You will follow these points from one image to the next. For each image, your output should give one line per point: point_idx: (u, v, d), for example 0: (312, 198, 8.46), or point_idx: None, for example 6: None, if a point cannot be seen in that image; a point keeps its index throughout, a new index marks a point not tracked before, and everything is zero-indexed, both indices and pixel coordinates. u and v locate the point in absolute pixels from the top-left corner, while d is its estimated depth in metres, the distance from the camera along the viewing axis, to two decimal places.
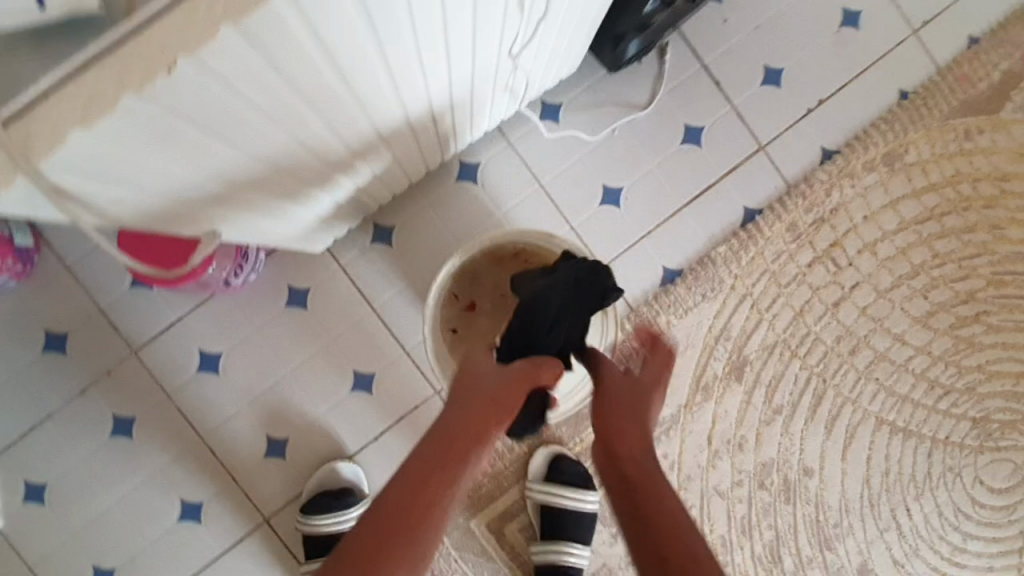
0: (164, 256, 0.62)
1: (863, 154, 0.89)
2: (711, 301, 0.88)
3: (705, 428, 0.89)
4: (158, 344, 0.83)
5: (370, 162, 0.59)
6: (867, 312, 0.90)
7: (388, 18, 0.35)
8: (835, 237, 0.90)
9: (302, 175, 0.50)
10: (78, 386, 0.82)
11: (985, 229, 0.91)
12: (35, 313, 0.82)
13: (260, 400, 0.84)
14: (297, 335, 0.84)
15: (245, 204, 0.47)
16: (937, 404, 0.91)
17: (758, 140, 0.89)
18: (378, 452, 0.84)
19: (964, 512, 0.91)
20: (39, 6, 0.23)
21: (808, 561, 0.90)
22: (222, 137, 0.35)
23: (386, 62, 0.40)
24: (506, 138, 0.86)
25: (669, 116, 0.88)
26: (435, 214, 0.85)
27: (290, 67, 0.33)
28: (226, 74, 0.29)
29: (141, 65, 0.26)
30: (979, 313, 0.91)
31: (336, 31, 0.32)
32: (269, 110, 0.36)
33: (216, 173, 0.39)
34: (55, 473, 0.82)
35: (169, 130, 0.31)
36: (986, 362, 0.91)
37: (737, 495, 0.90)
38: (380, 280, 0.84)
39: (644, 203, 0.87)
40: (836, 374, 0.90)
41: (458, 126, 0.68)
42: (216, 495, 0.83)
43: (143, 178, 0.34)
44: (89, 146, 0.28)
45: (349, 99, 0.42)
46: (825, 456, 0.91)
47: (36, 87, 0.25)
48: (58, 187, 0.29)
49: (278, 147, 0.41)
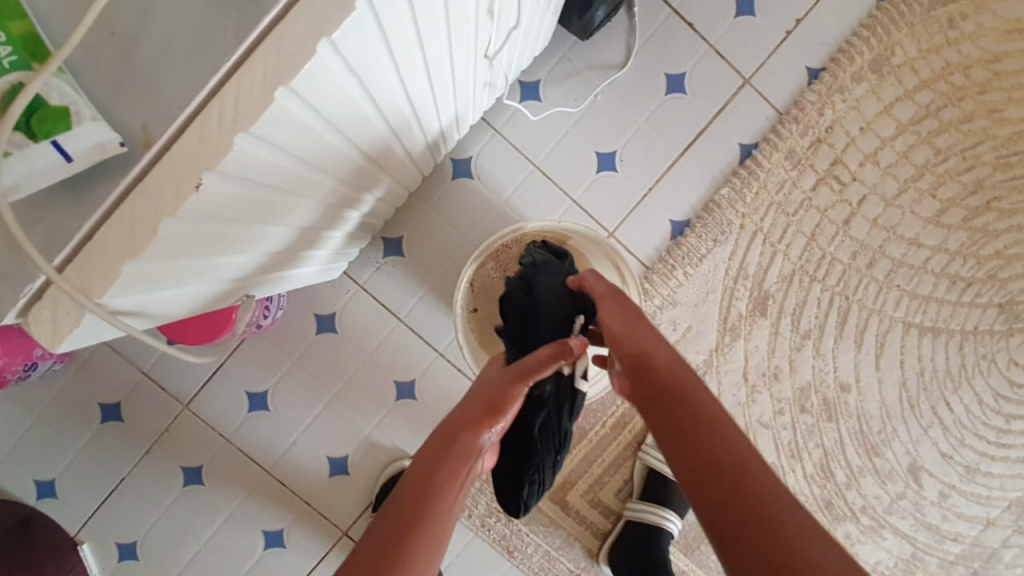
0: (189, 335, 0.64)
1: (849, 66, 0.88)
2: (724, 244, 0.89)
3: (741, 366, 0.91)
4: (207, 395, 0.86)
5: (372, 189, 0.60)
6: (879, 223, 0.91)
7: (374, 71, 0.36)
8: (836, 155, 0.90)
9: (316, 223, 0.51)
10: (143, 447, 0.86)
11: (983, 116, 0.90)
12: (87, 387, 0.85)
13: (314, 427, 0.87)
14: (334, 358, 0.87)
15: (269, 267, 0.48)
16: (961, 298, 0.92)
17: (742, 74, 0.88)
18: None
19: (1002, 395, 0.94)
20: (66, 157, 0.26)
21: (859, 469, 0.94)
22: (244, 223, 0.36)
23: (375, 107, 0.41)
24: (492, 127, 0.86)
25: (650, 69, 0.87)
26: (439, 216, 0.86)
27: (296, 145, 0.34)
28: (244, 173, 0.30)
29: (172, 191, 0.27)
30: (990, 201, 0.91)
31: (332, 102, 0.33)
32: (284, 185, 0.37)
33: (243, 253, 0.39)
34: (143, 530, 0.87)
35: (204, 234, 0.32)
36: (1004, 248, 0.91)
37: (781, 423, 0.93)
38: (400, 291, 0.86)
39: (641, 162, 0.87)
40: (857, 290, 0.91)
41: (445, 133, 0.68)
42: (294, 520, 0.88)
43: (184, 278, 0.35)
44: (140, 269, 0.29)
45: (348, 150, 0.43)
46: (860, 370, 0.93)
47: (83, 230, 0.28)
48: (117, 310, 0.30)
49: (294, 210, 0.42)
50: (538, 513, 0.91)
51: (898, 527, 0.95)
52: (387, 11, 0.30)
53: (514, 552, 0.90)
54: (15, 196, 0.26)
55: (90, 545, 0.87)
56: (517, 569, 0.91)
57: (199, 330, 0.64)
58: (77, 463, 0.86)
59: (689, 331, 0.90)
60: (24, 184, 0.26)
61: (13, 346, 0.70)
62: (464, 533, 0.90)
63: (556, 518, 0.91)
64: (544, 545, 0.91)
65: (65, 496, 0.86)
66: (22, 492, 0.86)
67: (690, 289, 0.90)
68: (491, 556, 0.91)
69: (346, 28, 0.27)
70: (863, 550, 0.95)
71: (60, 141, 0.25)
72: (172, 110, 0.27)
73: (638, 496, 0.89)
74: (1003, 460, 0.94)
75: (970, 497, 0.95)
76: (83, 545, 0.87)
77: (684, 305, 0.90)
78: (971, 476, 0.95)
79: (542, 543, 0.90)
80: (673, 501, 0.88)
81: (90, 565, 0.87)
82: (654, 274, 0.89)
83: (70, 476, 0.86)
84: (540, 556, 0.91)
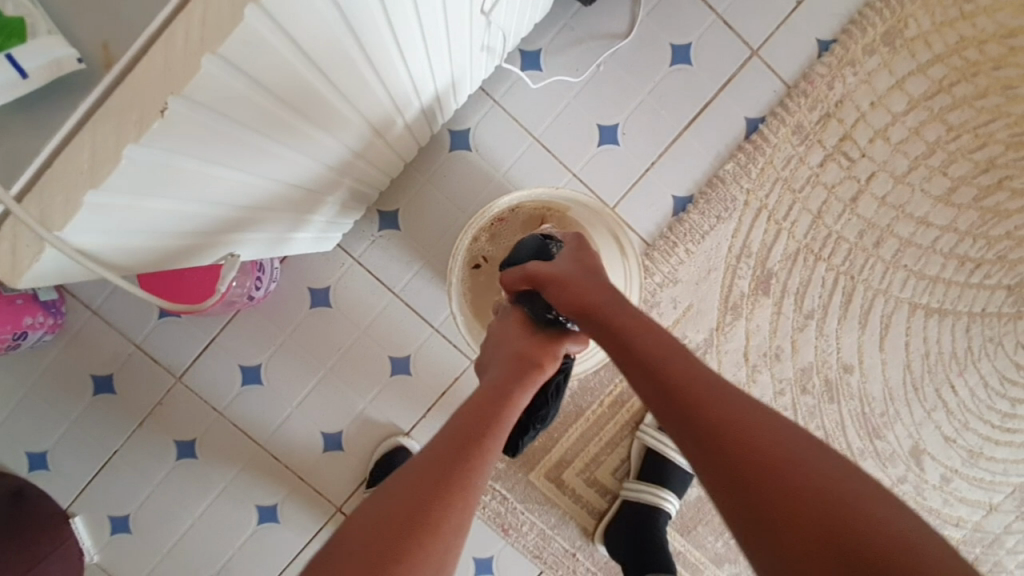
0: (179, 296, 0.64)
1: (861, 37, 0.85)
2: (727, 221, 0.87)
3: (744, 345, 0.90)
4: (199, 367, 0.85)
5: (364, 152, 0.58)
6: (887, 201, 0.88)
7: (360, 7, 0.33)
8: (843, 131, 0.87)
9: (302, 181, 0.48)
10: (136, 420, 0.85)
11: (998, 92, 0.87)
12: (77, 359, 0.84)
13: (307, 401, 0.86)
14: (328, 333, 0.85)
15: (252, 220, 0.46)
16: (970, 279, 0.91)
17: (750, 45, 0.85)
18: (430, 427, 0.87)
19: (1008, 378, 0.93)
20: (21, 74, 0.24)
21: (860, 452, 0.93)
22: (218, 163, 0.34)
23: (363, 51, 0.39)
24: (491, 97, 0.84)
25: (655, 39, 0.84)
26: (435, 189, 0.84)
27: (272, 80, 0.31)
28: (214, 104, 0.28)
29: (135, 115, 0.25)
30: (1002, 179, 0.89)
31: (310, 33, 0.31)
32: (260, 125, 0.34)
33: (219, 198, 0.37)
34: (135, 503, 0.87)
35: (173, 171, 0.30)
36: (1016, 228, 0.89)
37: (782, 404, 0.91)
38: (396, 265, 0.85)
39: (643, 136, 0.85)
40: (863, 270, 0.89)
41: (442, 98, 0.66)
42: (288, 495, 0.87)
43: (153, 222, 0.32)
44: (105, 201, 0.27)
45: (331, 98, 0.40)
46: (864, 352, 0.91)
47: (43, 153, 0.26)
48: (83, 249, 0.29)
49: (272, 158, 0.39)
50: (533, 491, 0.90)
51: None
52: None
53: (509, 530, 0.90)
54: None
55: (82, 517, 0.87)
56: (512, 546, 0.90)
57: (188, 291, 0.63)
58: (69, 435, 0.85)
59: (689, 310, 0.88)
60: None
61: None
62: None
63: (552, 496, 0.90)
64: (539, 523, 0.90)
65: (57, 468, 0.86)
66: (14, 463, 0.85)
67: (692, 266, 0.88)
68: (485, 533, 0.90)
69: None
70: None
71: (13, 56, 0.23)
72: (133, 27, 0.25)
73: (636, 476, 0.88)
74: (1007, 445, 0.95)
75: (972, 480, 0.96)
76: (75, 517, 0.86)
77: (686, 283, 0.88)
78: (973, 460, 0.95)
79: (538, 522, 0.90)
80: (671, 481, 0.87)
81: (82, 536, 0.86)
82: (654, 251, 0.87)
83: (62, 449, 0.85)
84: (535, 534, 0.90)
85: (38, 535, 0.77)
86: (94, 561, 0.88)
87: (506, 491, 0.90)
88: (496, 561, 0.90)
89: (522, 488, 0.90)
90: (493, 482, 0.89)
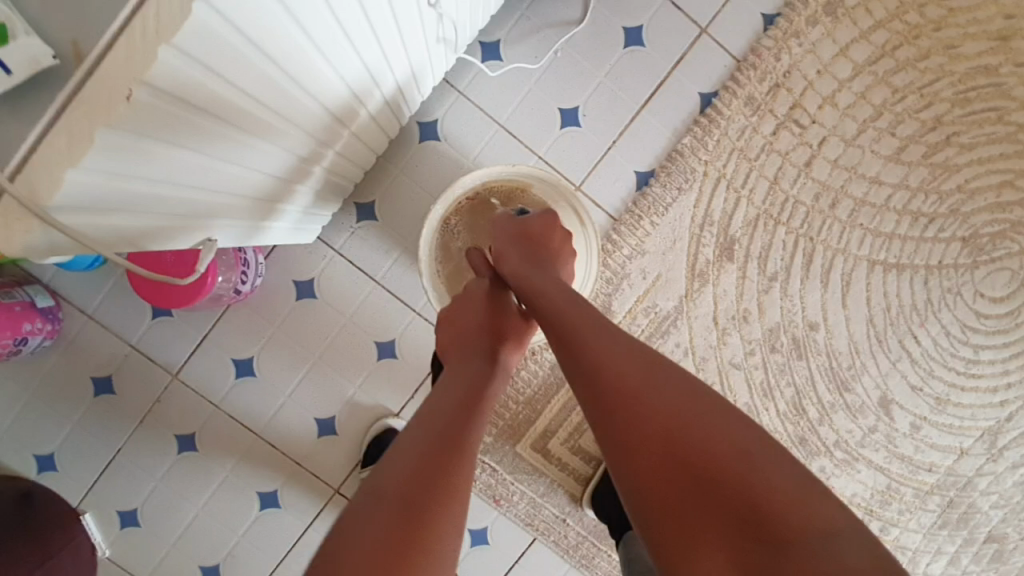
0: (169, 270, 0.67)
1: (804, 10, 0.90)
2: (688, 192, 0.91)
3: (712, 309, 0.94)
4: (193, 363, 0.89)
5: (331, 141, 0.62)
6: (840, 163, 0.93)
7: (303, 2, 0.37)
8: (792, 99, 0.91)
9: (272, 169, 0.52)
10: (136, 418, 0.89)
11: (940, 53, 0.92)
12: (74, 361, 0.88)
13: (300, 389, 0.90)
14: (315, 322, 0.89)
15: (226, 205, 0.49)
16: (925, 233, 0.96)
17: (699, 24, 0.89)
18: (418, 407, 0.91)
19: (970, 326, 0.98)
20: (4, 68, 0.27)
21: (831, 406, 0.98)
22: (184, 146, 0.37)
23: (315, 44, 0.43)
24: (455, 89, 0.88)
25: (608, 22, 0.88)
26: (408, 179, 0.88)
27: (227, 68, 0.35)
28: (174, 90, 0.32)
29: (104, 101, 0.29)
30: (949, 136, 0.94)
31: (257, 26, 0.35)
32: (221, 111, 0.38)
33: (170, 208, 0.41)
34: (139, 498, 0.91)
35: (143, 152, 0.34)
36: (965, 182, 0.95)
37: (752, 363, 0.96)
38: (374, 254, 0.89)
39: (603, 115, 0.89)
40: (821, 231, 0.94)
41: (404, 90, 0.70)
42: (287, 480, 0.91)
43: (130, 199, 0.36)
44: (84, 178, 0.31)
45: (287, 88, 0.44)
46: (828, 310, 0.96)
47: (29, 140, 0.29)
48: (71, 226, 0.32)
49: (235, 147, 0.43)
50: (521, 461, 0.94)
51: (871, 460, 1.00)
52: None
53: (500, 500, 0.94)
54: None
55: (91, 514, 0.91)
56: (504, 516, 0.95)
57: (176, 269, 0.67)
58: (74, 436, 0.89)
59: (659, 279, 0.93)
60: None
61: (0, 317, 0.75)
62: None
63: (540, 464, 0.94)
64: (528, 492, 0.95)
65: (64, 467, 0.90)
66: (24, 466, 0.90)
67: (658, 236, 0.92)
68: (479, 504, 0.95)
69: None
70: (839, 483, 1.01)
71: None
72: (100, 27, 0.29)
73: None
74: (973, 390, 1.00)
75: (942, 427, 1.01)
76: (85, 514, 0.91)
77: (654, 253, 0.92)
78: (942, 407, 1.00)
79: (527, 490, 0.94)
80: None
81: (93, 533, 0.90)
82: (621, 223, 0.91)
83: (67, 451, 0.90)
84: (525, 503, 0.95)
85: (49, 533, 0.82)
86: (107, 556, 0.92)
87: (495, 463, 0.94)
88: (489, 530, 0.95)
89: (509, 459, 0.94)
90: (482, 456, 0.94)
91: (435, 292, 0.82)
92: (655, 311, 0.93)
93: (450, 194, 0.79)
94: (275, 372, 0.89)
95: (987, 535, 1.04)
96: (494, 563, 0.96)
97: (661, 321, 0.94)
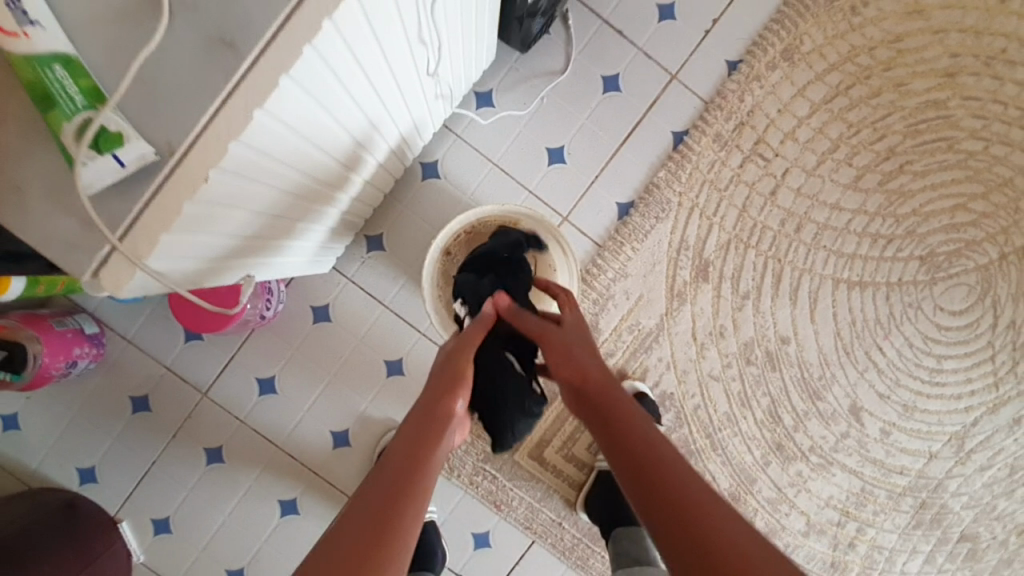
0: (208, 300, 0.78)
1: (763, 57, 1.00)
2: (665, 220, 1.01)
3: (690, 326, 1.03)
4: (222, 382, 0.99)
5: (345, 188, 0.72)
6: (802, 191, 1.02)
7: (329, 93, 0.48)
8: (755, 135, 1.01)
9: (296, 214, 0.63)
10: (169, 433, 0.99)
11: (890, 90, 1.03)
12: (114, 381, 0.98)
13: (317, 405, 0.99)
14: (331, 343, 0.99)
15: (258, 247, 0.60)
16: (884, 253, 1.05)
17: (669, 71, 1.00)
18: None
19: (931, 338, 1.06)
20: (121, 163, 0.36)
21: (804, 414, 1.06)
22: (236, 206, 0.48)
23: (336, 118, 0.54)
24: (453, 132, 0.99)
25: (588, 71, 0.99)
26: (412, 213, 0.99)
27: (272, 148, 0.46)
28: (235, 168, 0.42)
29: (189, 184, 0.39)
30: (903, 164, 1.04)
31: (297, 116, 0.45)
32: (264, 178, 0.49)
33: (221, 252, 0.52)
34: (171, 506, 1.00)
35: (209, 215, 0.44)
36: (919, 206, 1.04)
37: (729, 375, 1.04)
38: (383, 281, 0.99)
39: (587, 153, 1.00)
40: (788, 253, 1.03)
41: (407, 140, 0.81)
42: (305, 489, 1.00)
43: (196, 250, 0.46)
44: (171, 239, 0.41)
45: (314, 154, 0.55)
46: (797, 325, 1.04)
47: (132, 214, 0.38)
48: (159, 273, 0.43)
49: (271, 201, 0.53)
50: (518, 468, 1.03)
51: (845, 464, 1.08)
52: (333, 50, 0.43)
53: (500, 506, 1.02)
54: (89, 192, 0.37)
55: (128, 522, 1.00)
56: (505, 521, 1.03)
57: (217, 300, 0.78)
58: (112, 450, 0.99)
59: (641, 299, 1.02)
60: (99, 182, 0.36)
61: (53, 342, 0.86)
62: (455, 491, 1.02)
63: (536, 471, 1.03)
64: (526, 497, 1.03)
65: (103, 479, 0.99)
66: (68, 478, 0.99)
67: (638, 261, 1.01)
68: (480, 509, 1.03)
69: (296, 69, 0.39)
70: (816, 486, 1.08)
71: (117, 154, 0.36)
72: (184, 128, 0.38)
73: None
74: (938, 398, 1.08)
75: (910, 432, 1.08)
76: (122, 522, 0.99)
77: (635, 275, 1.02)
78: (909, 414, 1.08)
79: (525, 495, 1.03)
80: None
81: (129, 539, 0.99)
82: (605, 249, 1.01)
83: (107, 464, 0.99)
84: (523, 507, 1.03)
85: (93, 539, 0.91)
86: (141, 561, 1.01)
87: (495, 471, 1.02)
88: (491, 534, 1.03)
89: (508, 466, 1.03)
90: (483, 464, 1.02)
91: (437, 315, 0.91)
92: (638, 328, 1.02)
93: (449, 230, 0.89)
94: (294, 388, 0.99)
95: (960, 534, 1.11)
96: (496, 565, 1.03)
97: (644, 337, 1.03)
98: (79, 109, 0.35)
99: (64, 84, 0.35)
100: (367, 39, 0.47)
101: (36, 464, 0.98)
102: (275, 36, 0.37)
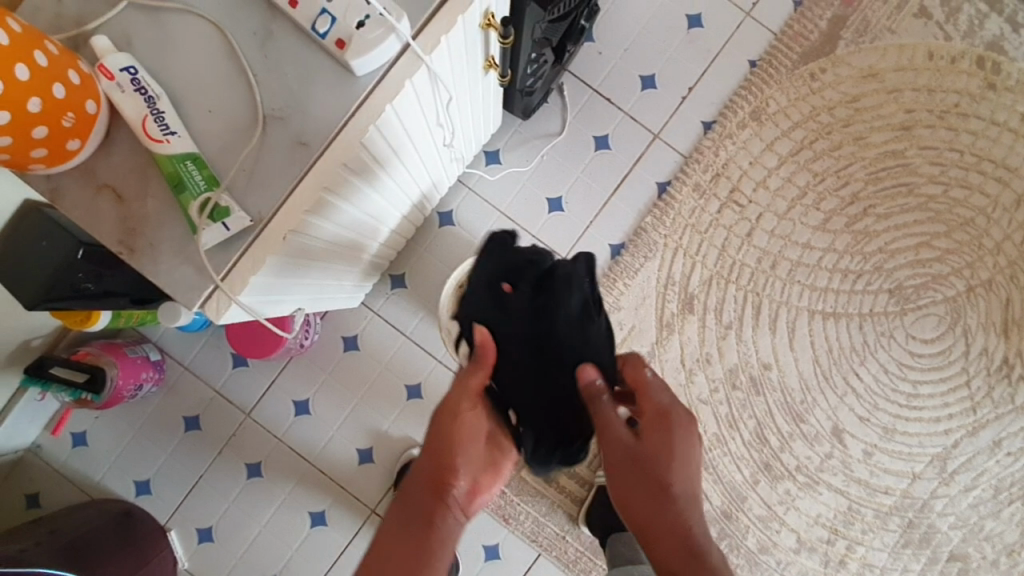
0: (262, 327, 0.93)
1: (735, 117, 1.16)
2: (652, 259, 1.14)
3: (679, 353, 1.14)
4: (264, 404, 1.12)
5: (376, 239, 0.88)
6: (775, 232, 1.15)
7: (369, 171, 0.65)
8: (730, 184, 1.15)
9: (339, 261, 0.79)
10: (216, 449, 1.12)
11: (850, 143, 1.16)
12: (170, 403, 1.12)
13: (345, 424, 1.12)
14: (358, 369, 1.13)
15: (310, 287, 0.76)
16: (854, 287, 1.16)
17: (652, 131, 1.16)
18: None
19: (904, 364, 1.16)
20: (228, 228, 0.52)
21: (788, 435, 1.15)
22: (298, 257, 0.64)
23: (373, 187, 0.70)
24: (465, 186, 1.15)
25: (581, 132, 1.15)
26: (430, 255, 1.14)
27: (326, 213, 0.62)
28: (300, 230, 0.59)
29: (272, 240, 0.54)
30: (867, 208, 1.16)
31: (345, 189, 0.62)
32: (319, 235, 0.65)
33: (286, 291, 0.68)
34: (214, 516, 1.12)
35: (281, 265, 0.60)
36: (884, 244, 1.16)
37: (717, 399, 1.14)
38: (405, 314, 1.13)
39: (582, 202, 1.15)
40: (766, 287, 1.15)
41: (426, 197, 0.97)
42: (333, 501, 1.11)
43: (270, 290, 0.63)
44: (257, 283, 0.57)
45: (355, 215, 0.71)
46: (777, 352, 1.15)
47: (230, 261, 0.54)
48: (249, 307, 0.59)
49: (322, 252, 0.70)
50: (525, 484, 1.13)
51: (831, 483, 1.15)
52: (373, 143, 0.60)
53: (508, 519, 1.12)
54: (205, 247, 0.53)
55: (176, 531, 1.12)
56: (513, 534, 1.12)
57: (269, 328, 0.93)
58: (166, 465, 1.12)
59: (633, 329, 1.14)
60: (213, 239, 0.52)
61: (127, 366, 1.02)
62: None
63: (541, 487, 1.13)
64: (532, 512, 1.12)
65: (157, 491, 1.12)
66: (126, 490, 1.12)
67: (630, 295, 1.14)
68: (490, 522, 1.12)
69: (350, 159, 0.57)
70: (804, 504, 1.15)
71: (226, 222, 0.52)
72: (270, 201, 0.54)
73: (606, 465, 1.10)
74: (917, 420, 1.16)
75: (892, 453, 1.16)
76: (171, 532, 1.11)
77: (627, 307, 1.14)
78: (890, 435, 1.16)
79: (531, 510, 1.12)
80: None
81: (177, 547, 1.11)
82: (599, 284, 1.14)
83: (159, 477, 1.12)
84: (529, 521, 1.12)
85: (147, 546, 1.02)
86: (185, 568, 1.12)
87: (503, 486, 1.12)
88: (500, 546, 1.12)
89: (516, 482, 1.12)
90: None
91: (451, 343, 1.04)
92: None
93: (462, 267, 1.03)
94: (326, 409, 1.12)
95: (950, 554, 1.15)
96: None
97: None
98: (201, 189, 0.52)
99: (194, 174, 0.52)
100: (400, 136, 0.65)
101: (99, 478, 1.12)
102: (337, 136, 0.54)
